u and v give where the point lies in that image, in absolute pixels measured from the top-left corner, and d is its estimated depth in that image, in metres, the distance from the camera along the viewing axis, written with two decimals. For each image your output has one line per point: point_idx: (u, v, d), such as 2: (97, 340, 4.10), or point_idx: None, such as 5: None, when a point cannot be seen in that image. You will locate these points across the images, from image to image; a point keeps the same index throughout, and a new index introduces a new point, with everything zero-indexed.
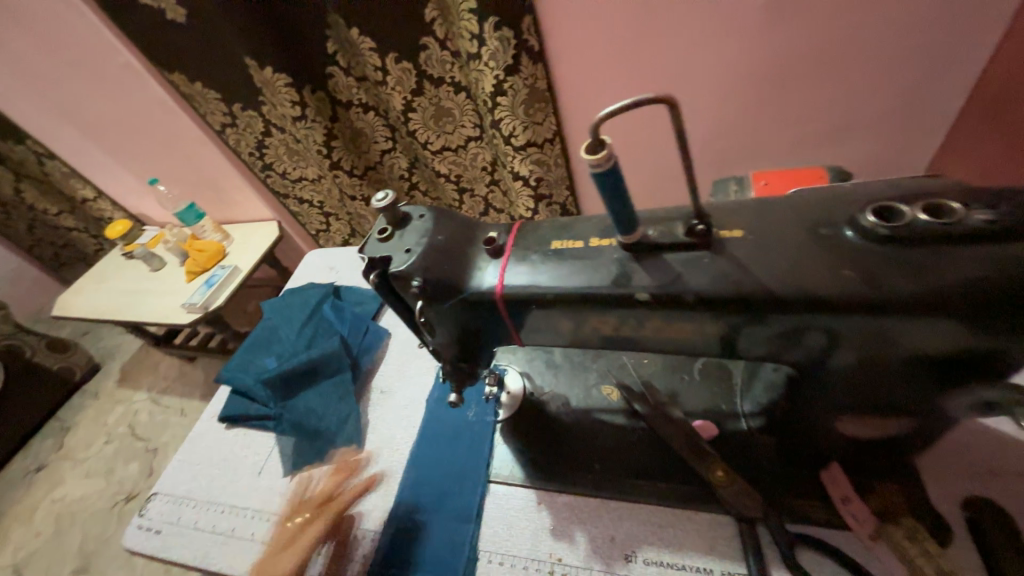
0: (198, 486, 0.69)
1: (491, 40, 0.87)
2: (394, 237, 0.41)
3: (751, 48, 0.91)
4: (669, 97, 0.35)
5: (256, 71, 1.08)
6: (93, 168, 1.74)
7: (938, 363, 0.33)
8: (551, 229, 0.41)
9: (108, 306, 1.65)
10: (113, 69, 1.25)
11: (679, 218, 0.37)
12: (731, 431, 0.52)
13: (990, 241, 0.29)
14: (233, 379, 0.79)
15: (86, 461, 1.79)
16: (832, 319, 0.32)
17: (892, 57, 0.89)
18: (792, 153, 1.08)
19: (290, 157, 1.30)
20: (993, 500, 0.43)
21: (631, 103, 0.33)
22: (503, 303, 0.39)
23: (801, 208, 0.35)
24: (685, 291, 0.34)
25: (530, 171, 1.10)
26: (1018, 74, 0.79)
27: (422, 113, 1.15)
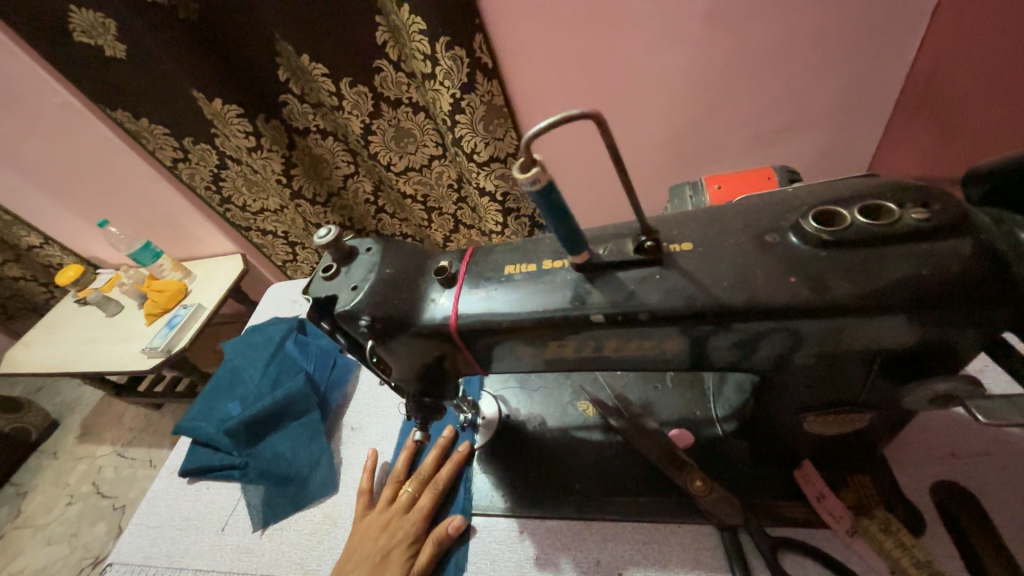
0: (158, 551, 0.64)
1: (444, 60, 0.86)
2: (341, 274, 0.40)
3: (696, 55, 0.94)
4: (599, 117, 0.34)
5: (205, 104, 1.05)
6: (36, 213, 1.64)
7: (892, 358, 0.33)
8: (505, 252, 0.40)
9: (61, 358, 1.55)
10: (52, 111, 1.19)
11: (628, 234, 0.37)
12: (707, 437, 0.52)
13: (926, 239, 0.30)
14: (193, 429, 0.75)
15: (46, 527, 1.66)
16: (789, 324, 0.32)
17: (828, 56, 0.93)
18: (745, 152, 1.11)
19: (249, 189, 1.26)
20: (961, 483, 0.44)
21: (562, 118, 0.32)
22: (459, 334, 0.38)
23: (746, 216, 0.35)
24: (640, 309, 0.34)
25: (495, 186, 1.10)
26: (942, 67, 0.83)
27: (382, 135, 1.13)
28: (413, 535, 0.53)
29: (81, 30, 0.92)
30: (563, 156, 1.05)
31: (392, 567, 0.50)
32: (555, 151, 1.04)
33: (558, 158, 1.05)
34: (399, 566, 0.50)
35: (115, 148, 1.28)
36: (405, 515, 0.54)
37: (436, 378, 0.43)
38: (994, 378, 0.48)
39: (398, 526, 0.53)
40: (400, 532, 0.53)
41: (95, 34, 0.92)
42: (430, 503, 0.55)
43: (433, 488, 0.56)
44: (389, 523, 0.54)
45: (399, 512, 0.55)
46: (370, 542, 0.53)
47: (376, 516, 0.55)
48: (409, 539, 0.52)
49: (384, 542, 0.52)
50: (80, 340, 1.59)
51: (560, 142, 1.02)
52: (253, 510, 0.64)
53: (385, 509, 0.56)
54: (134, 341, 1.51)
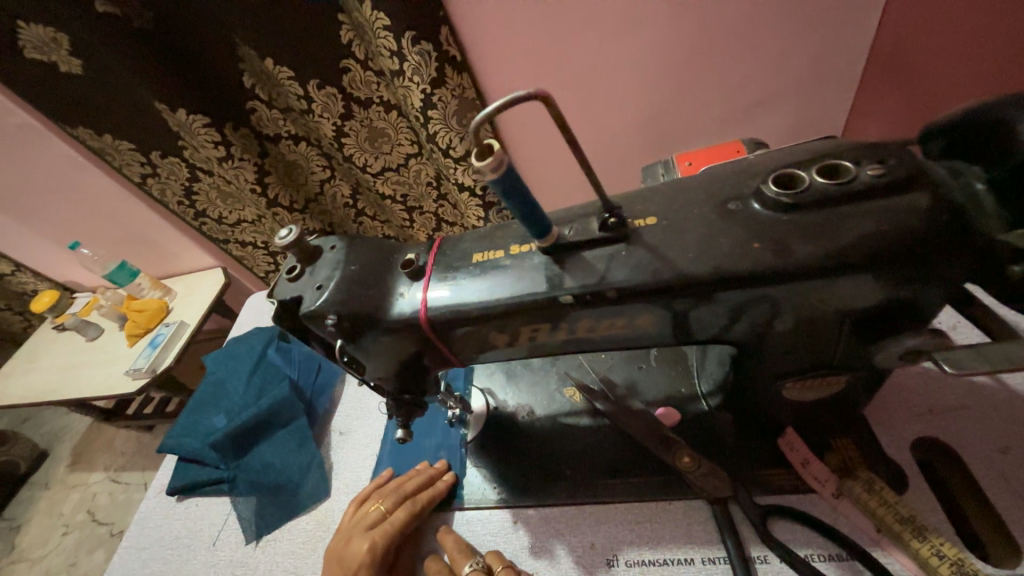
0: (150, 572, 0.63)
1: (412, 55, 0.85)
2: (305, 274, 0.39)
3: (663, 34, 0.93)
4: (554, 96, 0.34)
5: (170, 115, 1.02)
6: (4, 241, 1.59)
7: (863, 317, 0.33)
8: (473, 240, 0.39)
9: (41, 387, 1.51)
10: (9, 133, 1.15)
11: (594, 212, 0.36)
12: (693, 413, 0.52)
13: (885, 195, 0.30)
14: (178, 446, 0.73)
15: (43, 560, 1.62)
16: (758, 292, 0.32)
17: (794, 28, 0.93)
18: (719, 130, 1.12)
19: (223, 200, 1.23)
20: (941, 439, 0.45)
21: (510, 99, 0.32)
22: (429, 326, 0.37)
23: (710, 187, 0.35)
24: (609, 287, 0.33)
25: (474, 181, 1.09)
26: (905, 32, 0.84)
27: (356, 137, 1.11)
28: (380, 554, 0.49)
29: (31, 46, 0.88)
30: (530, 141, 1.03)
31: None
32: (516, 137, 1.03)
33: (530, 145, 1.04)
34: None
35: (80, 166, 1.25)
36: (372, 532, 0.51)
37: (415, 376, 0.43)
38: (966, 332, 0.49)
39: (363, 545, 0.50)
40: (365, 551, 0.49)
41: (47, 49, 0.89)
42: (405, 523, 0.52)
43: (410, 506, 0.53)
44: (354, 540, 0.51)
45: (366, 529, 0.51)
46: (336, 564, 0.50)
47: (344, 533, 0.52)
48: (375, 557, 0.49)
49: (348, 565, 0.49)
50: (61, 367, 1.55)
51: (524, 130, 1.01)
52: (245, 523, 0.63)
53: (353, 525, 0.53)
54: (117, 364, 1.48)
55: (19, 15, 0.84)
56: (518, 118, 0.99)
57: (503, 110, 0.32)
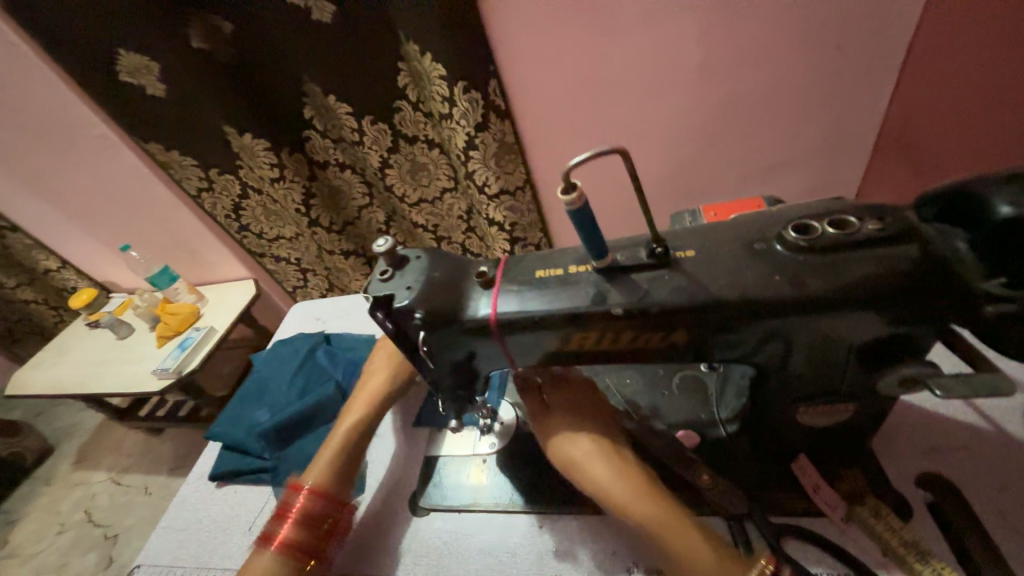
0: (186, 552, 0.67)
1: (462, 101, 0.96)
2: (395, 277, 0.46)
3: (691, 99, 1.04)
4: (623, 149, 0.42)
5: (235, 138, 1.15)
6: (61, 239, 1.73)
7: (870, 347, 0.39)
8: (535, 259, 0.47)
9: (68, 380, 1.59)
10: (89, 143, 1.29)
11: (640, 243, 0.43)
12: (713, 439, 0.56)
13: (883, 245, 0.37)
14: (224, 434, 0.78)
15: (35, 558, 1.66)
16: (778, 320, 0.38)
17: (809, 102, 1.04)
18: (737, 187, 1.21)
19: (267, 218, 1.34)
20: (943, 474, 0.49)
21: (595, 152, 0.40)
22: (497, 327, 0.44)
23: (739, 230, 0.42)
24: (653, 304, 0.40)
25: (505, 217, 1.17)
26: (914, 112, 0.93)
27: (399, 168, 1.22)
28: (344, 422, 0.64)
29: (127, 70, 1.01)
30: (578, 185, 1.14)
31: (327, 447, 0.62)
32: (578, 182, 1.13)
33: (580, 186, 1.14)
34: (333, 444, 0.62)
35: (144, 177, 1.37)
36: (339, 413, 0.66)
37: (468, 375, 0.49)
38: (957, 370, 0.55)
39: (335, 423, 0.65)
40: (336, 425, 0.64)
41: (139, 74, 1.02)
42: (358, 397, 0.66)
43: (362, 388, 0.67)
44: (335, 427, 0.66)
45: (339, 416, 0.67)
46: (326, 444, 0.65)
47: None
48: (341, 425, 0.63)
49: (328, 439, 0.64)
50: (90, 362, 1.63)
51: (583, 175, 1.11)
52: None
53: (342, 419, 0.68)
54: (144, 363, 1.55)
55: (122, 45, 0.97)
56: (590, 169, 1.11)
57: (591, 159, 0.39)
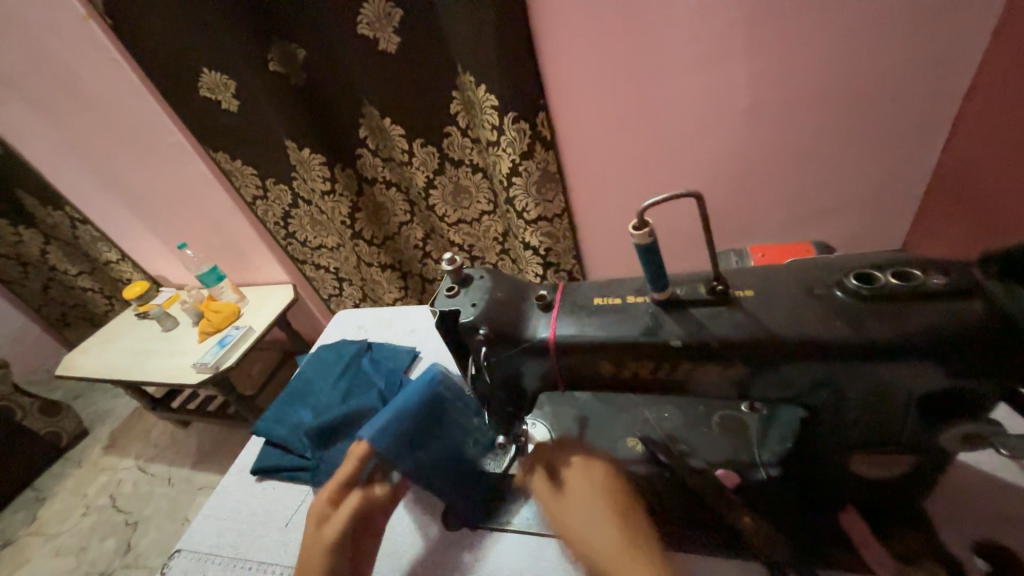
0: (225, 541, 0.70)
1: (510, 131, 1.02)
2: (460, 293, 0.49)
3: (737, 141, 1.07)
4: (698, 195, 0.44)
5: (294, 152, 1.23)
6: (125, 234, 1.87)
7: (930, 399, 0.39)
8: (592, 287, 0.49)
9: (115, 366, 1.68)
10: (165, 149, 1.41)
11: (700, 280, 0.45)
12: (753, 480, 0.56)
13: (949, 298, 0.37)
14: (269, 430, 0.82)
15: (59, 537, 1.73)
16: (834, 366, 0.39)
17: (856, 151, 1.05)
18: (778, 229, 1.21)
19: (313, 227, 1.41)
20: (1001, 542, 0.47)
21: (670, 196, 0.42)
22: (554, 348, 0.46)
23: (798, 273, 0.43)
24: (711, 338, 0.42)
25: (540, 242, 1.21)
26: (974, 165, 0.93)
27: (442, 190, 1.29)
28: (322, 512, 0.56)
29: (207, 87, 1.11)
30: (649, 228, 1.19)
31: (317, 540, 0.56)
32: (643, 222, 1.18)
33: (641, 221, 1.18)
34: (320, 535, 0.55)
35: (209, 183, 1.47)
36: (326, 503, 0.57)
37: (517, 393, 0.51)
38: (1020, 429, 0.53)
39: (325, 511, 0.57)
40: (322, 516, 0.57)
41: (218, 90, 1.12)
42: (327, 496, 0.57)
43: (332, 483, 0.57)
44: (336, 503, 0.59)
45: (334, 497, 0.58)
46: None
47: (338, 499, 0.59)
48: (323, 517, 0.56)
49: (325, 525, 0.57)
50: (136, 350, 1.73)
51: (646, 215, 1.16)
52: None
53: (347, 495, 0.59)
54: (186, 356, 1.63)
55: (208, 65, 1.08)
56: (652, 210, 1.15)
57: (665, 200, 0.42)
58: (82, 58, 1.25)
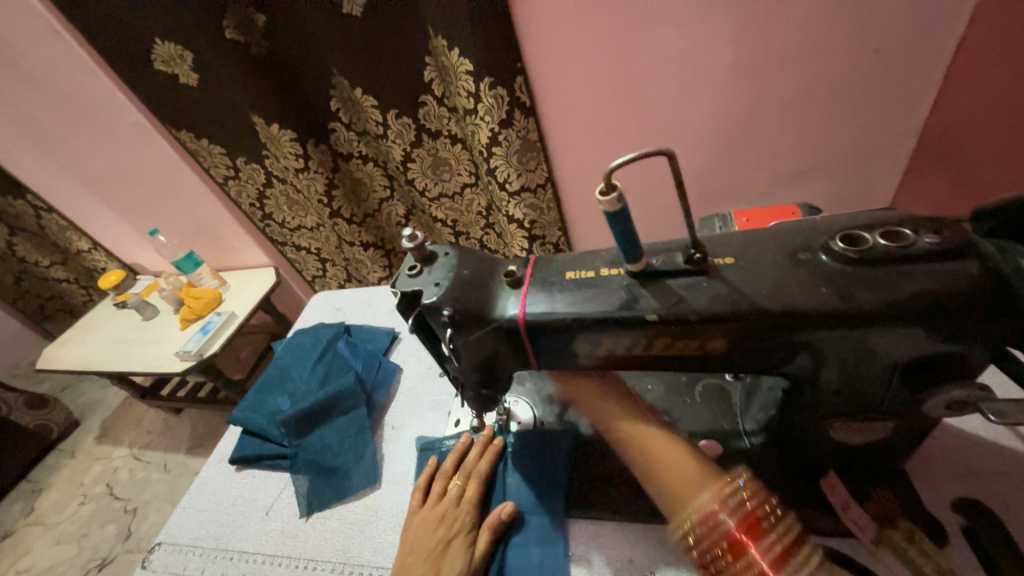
0: (205, 533, 0.68)
1: (487, 97, 0.96)
2: (424, 272, 0.46)
3: (722, 100, 1.02)
4: (670, 151, 0.41)
5: (263, 127, 1.15)
6: (94, 220, 1.78)
7: (912, 365, 0.37)
8: (564, 260, 0.47)
9: (96, 357, 1.64)
10: (123, 128, 1.32)
11: (679, 248, 0.43)
12: (735, 449, 0.55)
13: (941, 258, 0.35)
14: (245, 419, 0.79)
15: (58, 526, 1.73)
16: (815, 335, 0.37)
17: (846, 107, 1.00)
18: (766, 192, 1.18)
19: (289, 207, 1.35)
20: (982, 501, 0.46)
21: (640, 155, 0.40)
22: (525, 328, 0.43)
23: (782, 237, 0.40)
24: (689, 311, 0.39)
25: (523, 214, 1.16)
26: (958, 120, 0.89)
27: (421, 163, 1.22)
28: (469, 528, 0.57)
29: (161, 59, 1.05)
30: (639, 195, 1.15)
31: (454, 560, 0.54)
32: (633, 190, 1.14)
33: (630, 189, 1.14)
34: (460, 558, 0.54)
35: (174, 164, 1.39)
36: (457, 507, 0.59)
37: (492, 375, 0.49)
38: (1010, 390, 0.51)
39: (454, 518, 0.57)
40: (457, 523, 0.57)
41: (173, 63, 1.05)
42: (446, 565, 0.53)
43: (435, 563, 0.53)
44: (443, 516, 0.58)
45: (451, 506, 0.59)
46: (429, 534, 0.56)
47: (429, 510, 0.59)
48: (465, 529, 0.57)
49: (443, 533, 0.56)
50: (116, 341, 1.68)
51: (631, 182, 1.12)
52: (301, 497, 0.68)
53: (436, 504, 0.60)
54: (168, 344, 1.59)
55: (159, 34, 1.01)
56: (636, 177, 1.11)
57: (635, 162, 0.39)
58: (18, 29, 1.14)
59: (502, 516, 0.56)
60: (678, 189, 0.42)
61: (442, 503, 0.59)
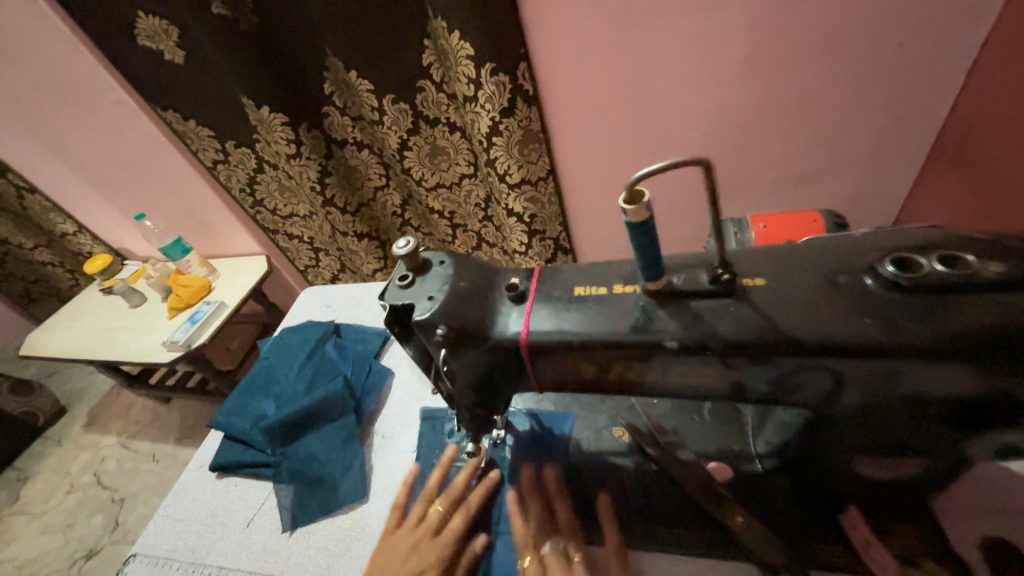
0: (182, 544, 0.65)
1: (488, 84, 0.90)
2: (415, 283, 0.44)
3: (735, 96, 0.97)
4: (701, 158, 0.37)
5: (252, 111, 1.09)
6: (79, 203, 1.71)
7: (958, 406, 0.34)
8: (572, 273, 0.44)
9: (81, 345, 1.59)
10: (106, 107, 1.25)
11: (702, 266, 0.40)
12: (745, 473, 0.51)
13: (1002, 290, 0.33)
14: (227, 424, 0.75)
15: (44, 515, 1.69)
16: (844, 364, 0.35)
17: (865, 106, 0.96)
18: (778, 192, 1.13)
19: (281, 193, 1.29)
20: (1011, 541, 0.44)
21: (670, 160, 0.36)
22: (527, 348, 0.41)
23: (819, 259, 0.38)
24: (713, 340, 0.37)
25: (524, 208, 1.11)
26: (978, 123, 0.85)
27: (418, 151, 1.17)
28: (441, 562, 0.53)
29: (146, 34, 0.98)
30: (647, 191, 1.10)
31: None
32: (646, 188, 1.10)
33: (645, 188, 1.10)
34: None
35: (160, 147, 1.32)
36: (432, 538, 0.55)
37: (490, 395, 0.46)
38: None
39: (426, 550, 0.54)
40: (428, 556, 0.54)
41: (158, 39, 0.99)
42: None
43: None
44: (417, 544, 0.55)
45: (427, 534, 0.56)
46: (400, 561, 0.53)
47: (404, 534, 0.57)
48: (437, 563, 0.53)
49: (413, 565, 0.53)
50: (102, 329, 1.63)
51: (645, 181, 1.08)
52: (284, 510, 0.64)
53: (414, 528, 0.57)
54: (155, 333, 1.54)
55: (143, 8, 0.94)
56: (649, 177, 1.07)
57: (664, 167, 0.35)
58: None
59: (478, 549, 0.54)
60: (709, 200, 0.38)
61: (419, 529, 0.56)
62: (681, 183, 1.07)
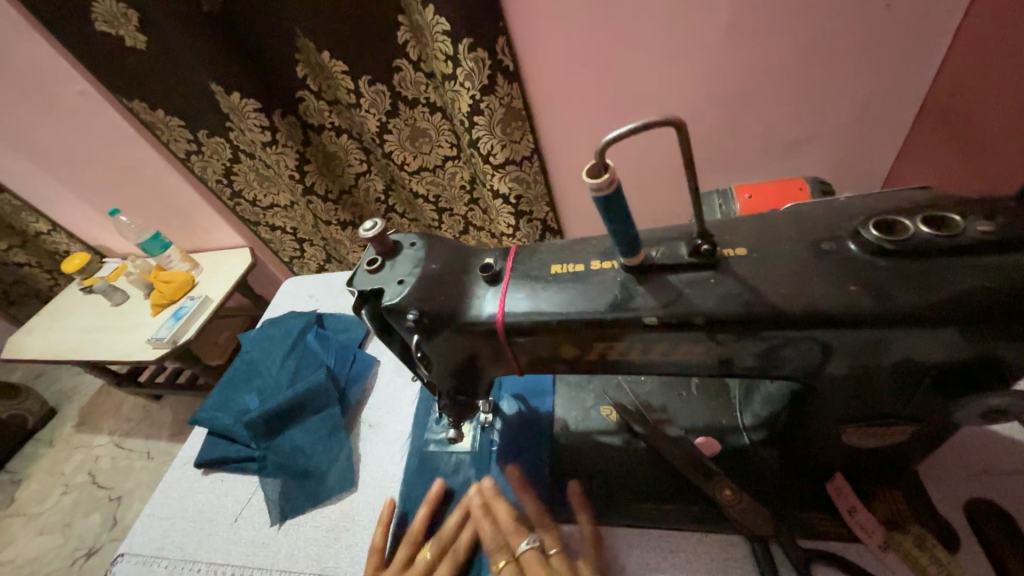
0: (170, 542, 0.64)
1: (467, 61, 0.87)
2: (385, 267, 0.43)
3: (721, 65, 0.94)
4: (678, 123, 0.35)
5: (223, 97, 1.04)
6: (50, 200, 1.65)
7: (943, 372, 0.34)
8: (549, 252, 0.42)
9: (63, 346, 1.55)
10: (68, 98, 1.19)
11: (683, 239, 0.39)
12: (734, 446, 0.51)
13: (989, 252, 0.32)
14: (210, 420, 0.74)
15: (40, 516, 1.68)
16: (831, 335, 0.34)
17: (852, 72, 0.94)
18: (766, 163, 1.12)
19: (260, 183, 1.25)
20: (995, 501, 0.44)
21: (640, 125, 0.34)
22: (503, 330, 0.39)
23: (802, 228, 0.37)
24: (695, 314, 0.36)
25: (509, 189, 1.09)
26: (965, 84, 0.84)
27: (398, 134, 1.12)
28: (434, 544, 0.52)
29: (102, 19, 0.92)
30: (633, 166, 1.08)
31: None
32: (631, 162, 1.07)
33: (631, 162, 1.07)
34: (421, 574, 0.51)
35: (129, 137, 1.27)
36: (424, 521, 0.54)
37: (469, 377, 0.45)
38: None
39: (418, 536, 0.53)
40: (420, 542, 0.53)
41: (116, 24, 0.93)
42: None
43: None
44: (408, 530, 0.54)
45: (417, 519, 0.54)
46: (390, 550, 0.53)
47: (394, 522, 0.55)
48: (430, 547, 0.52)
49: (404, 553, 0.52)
50: (83, 328, 1.59)
51: (632, 156, 1.05)
52: (271, 503, 0.64)
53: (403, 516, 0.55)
54: (139, 331, 1.50)
55: None
56: (635, 151, 1.04)
57: (634, 133, 0.34)
58: None
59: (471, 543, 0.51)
60: (688, 170, 0.36)
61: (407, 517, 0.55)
62: (667, 156, 1.05)
